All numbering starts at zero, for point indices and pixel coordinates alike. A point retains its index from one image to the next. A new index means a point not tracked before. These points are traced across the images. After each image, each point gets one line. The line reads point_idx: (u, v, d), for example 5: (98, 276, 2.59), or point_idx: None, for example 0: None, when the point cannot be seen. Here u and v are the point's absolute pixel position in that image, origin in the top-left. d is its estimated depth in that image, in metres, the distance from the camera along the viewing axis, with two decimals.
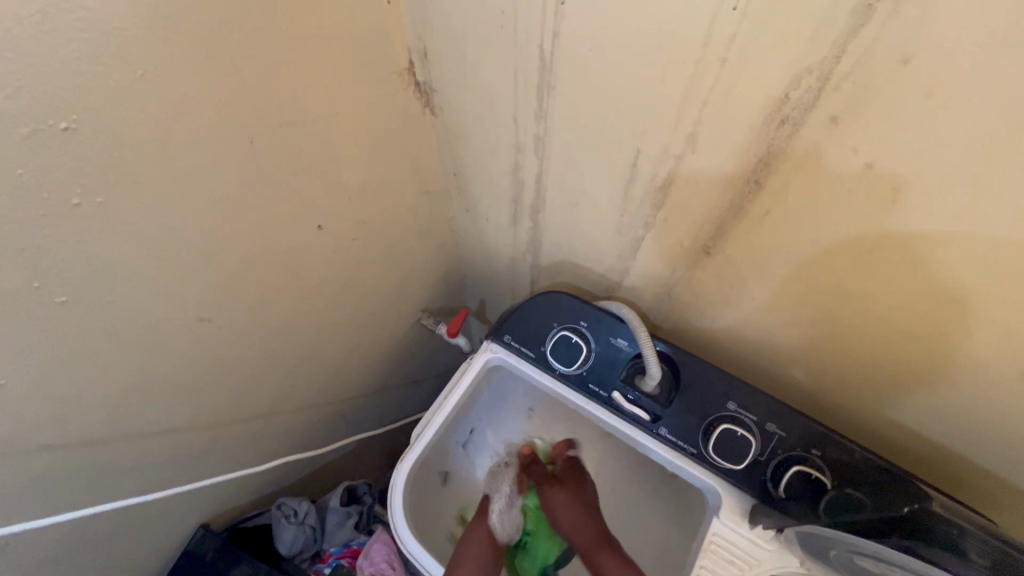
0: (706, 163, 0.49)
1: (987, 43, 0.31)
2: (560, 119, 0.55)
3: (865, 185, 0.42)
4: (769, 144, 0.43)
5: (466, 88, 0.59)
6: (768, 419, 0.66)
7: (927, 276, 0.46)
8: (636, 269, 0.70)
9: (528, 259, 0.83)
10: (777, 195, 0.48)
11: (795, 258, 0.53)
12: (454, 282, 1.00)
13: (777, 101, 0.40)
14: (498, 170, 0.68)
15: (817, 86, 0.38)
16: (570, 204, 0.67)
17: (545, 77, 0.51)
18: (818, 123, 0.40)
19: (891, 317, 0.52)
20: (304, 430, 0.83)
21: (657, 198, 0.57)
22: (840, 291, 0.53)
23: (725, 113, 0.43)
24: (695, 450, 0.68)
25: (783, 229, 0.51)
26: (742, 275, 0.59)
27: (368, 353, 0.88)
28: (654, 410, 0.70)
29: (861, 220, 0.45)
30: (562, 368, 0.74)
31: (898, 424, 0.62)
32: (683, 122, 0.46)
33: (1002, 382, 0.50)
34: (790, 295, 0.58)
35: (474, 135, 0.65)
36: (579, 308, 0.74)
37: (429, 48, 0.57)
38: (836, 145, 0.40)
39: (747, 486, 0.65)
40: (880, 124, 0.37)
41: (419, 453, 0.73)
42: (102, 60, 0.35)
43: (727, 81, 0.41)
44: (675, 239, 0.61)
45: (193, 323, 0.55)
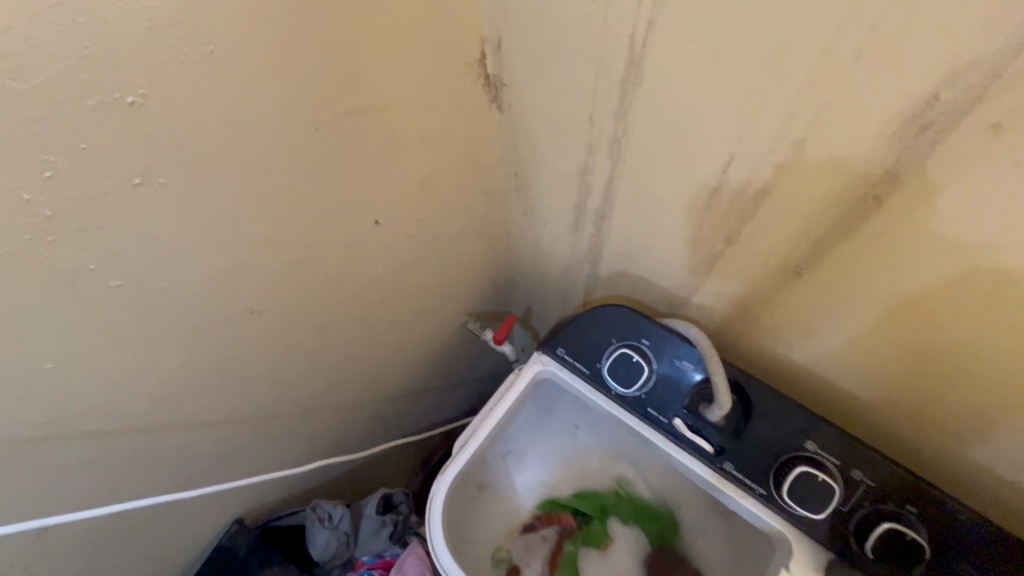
0: (813, 173, 0.43)
1: None
2: (643, 120, 0.51)
3: (1020, 207, 0.35)
4: (899, 154, 0.37)
5: (540, 82, 0.55)
6: (854, 464, 0.58)
7: None
8: (708, 286, 0.64)
9: (585, 269, 0.79)
10: (898, 214, 0.41)
11: (908, 287, 0.46)
12: (503, 287, 0.96)
13: (919, 103, 0.34)
14: (565, 173, 0.64)
15: (977, 86, 0.32)
16: (641, 213, 0.62)
17: (632, 71, 0.47)
18: (971, 131, 0.34)
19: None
20: (343, 430, 0.81)
21: (745, 210, 0.51)
22: (961, 328, 0.46)
23: (849, 116, 0.38)
24: (765, 492, 0.61)
25: (898, 253, 0.44)
26: (837, 302, 0.52)
27: (412, 355, 0.85)
28: (720, 443, 0.64)
29: (1005, 248, 0.38)
30: (618, 388, 0.69)
31: (1011, 485, 0.54)
32: (792, 125, 0.41)
33: None
34: (894, 328, 0.51)
35: (543, 133, 0.61)
36: (642, 325, 0.69)
37: (504, 38, 0.53)
38: (990, 158, 0.34)
39: (825, 539, 0.58)
40: None
41: (461, 466, 0.70)
42: (174, 31, 0.33)
43: (858, 79, 0.35)
44: (760, 257, 0.55)
45: (244, 314, 0.53)
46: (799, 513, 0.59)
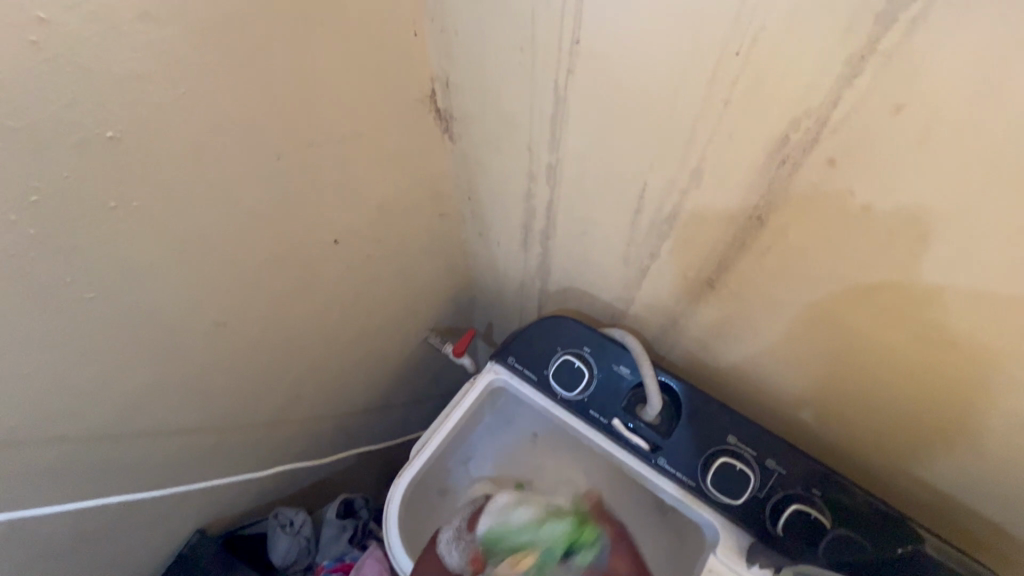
0: (710, 199, 0.51)
1: (974, 95, 0.33)
2: (572, 151, 0.58)
3: (863, 226, 0.44)
4: (770, 182, 0.45)
5: (484, 117, 0.62)
6: (768, 455, 0.65)
7: (929, 317, 0.47)
8: (640, 298, 0.71)
9: (536, 284, 0.85)
10: (778, 232, 0.49)
11: (796, 295, 0.54)
12: (463, 303, 1.01)
13: (778, 142, 0.42)
14: (511, 196, 0.71)
15: (816, 129, 0.40)
16: (578, 232, 0.69)
17: (559, 109, 0.54)
18: (817, 164, 0.42)
19: (892, 356, 0.53)
20: (306, 441, 0.84)
21: (662, 230, 0.58)
22: (841, 329, 0.54)
23: (729, 151, 0.45)
24: (694, 483, 0.67)
25: (784, 266, 0.52)
26: (746, 310, 0.60)
27: (374, 368, 0.89)
28: (654, 440, 0.70)
29: (860, 261, 0.47)
30: (563, 392, 0.74)
31: (898, 465, 0.62)
32: (688, 157, 0.49)
33: (1002, 426, 0.50)
34: (791, 331, 0.58)
35: (489, 161, 0.68)
36: (584, 334, 0.76)
37: (451, 78, 0.60)
38: (834, 186, 0.42)
39: (745, 523, 0.64)
40: (877, 167, 0.39)
41: (418, 469, 0.74)
42: (152, 77, 0.38)
43: (730, 121, 0.43)
44: (680, 270, 0.62)
45: (209, 327, 0.57)
46: (723, 500, 0.66)
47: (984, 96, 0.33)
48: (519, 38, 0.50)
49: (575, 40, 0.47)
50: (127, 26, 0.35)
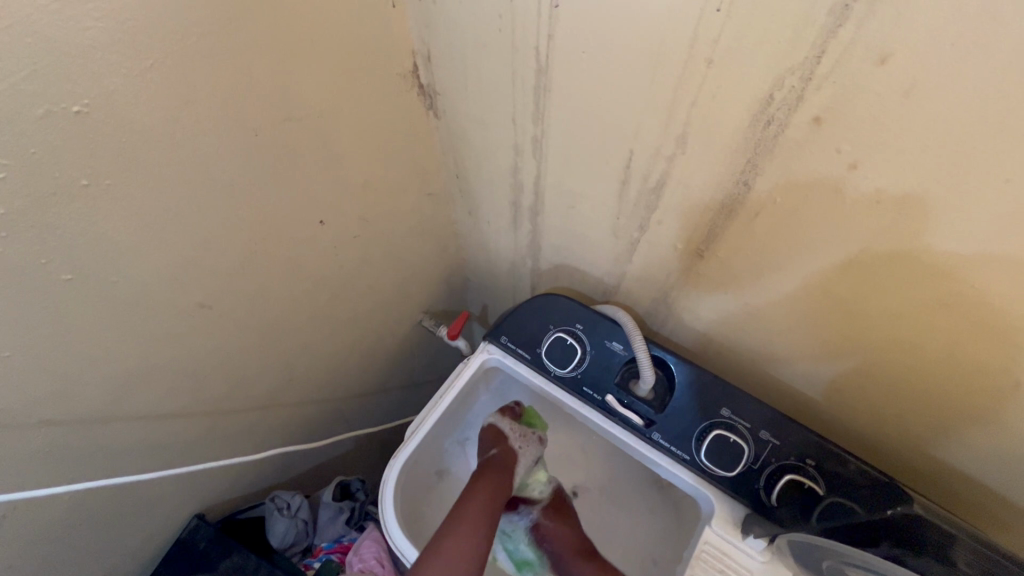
0: (696, 165, 0.50)
1: (960, 41, 0.32)
2: (556, 122, 0.57)
3: (849, 185, 0.43)
4: (755, 144, 0.44)
5: (467, 91, 0.61)
6: (762, 426, 0.65)
7: (920, 280, 0.46)
8: (632, 273, 0.71)
9: (528, 263, 0.84)
10: (765, 197, 0.48)
11: (784, 262, 0.53)
12: (455, 285, 1.01)
13: (761, 102, 0.41)
14: (499, 173, 0.70)
15: (800, 86, 0.39)
16: (567, 207, 0.68)
17: (541, 79, 0.53)
18: (802, 123, 0.41)
19: (884, 322, 0.52)
20: (301, 425, 0.84)
21: (650, 200, 0.58)
22: (832, 296, 0.53)
23: (713, 113, 0.44)
24: (687, 456, 0.67)
25: (772, 231, 0.51)
26: (737, 280, 0.59)
27: (368, 351, 0.89)
28: (647, 414, 0.70)
29: (849, 225, 0.46)
30: (556, 370, 0.74)
31: (891, 431, 0.62)
32: (673, 123, 0.48)
33: (995, 387, 0.50)
34: (781, 299, 0.58)
35: (475, 136, 0.67)
36: (577, 311, 0.75)
37: (431, 51, 0.59)
38: (820, 145, 0.41)
39: (738, 494, 0.64)
40: (862, 122, 0.38)
41: (412, 449, 0.74)
42: (115, 49, 0.37)
43: (714, 82, 0.42)
44: (669, 242, 0.61)
45: (194, 310, 0.57)
46: (717, 473, 0.66)
47: (970, 41, 0.31)
48: (497, 5, 0.49)
49: (554, 4, 0.46)
50: None
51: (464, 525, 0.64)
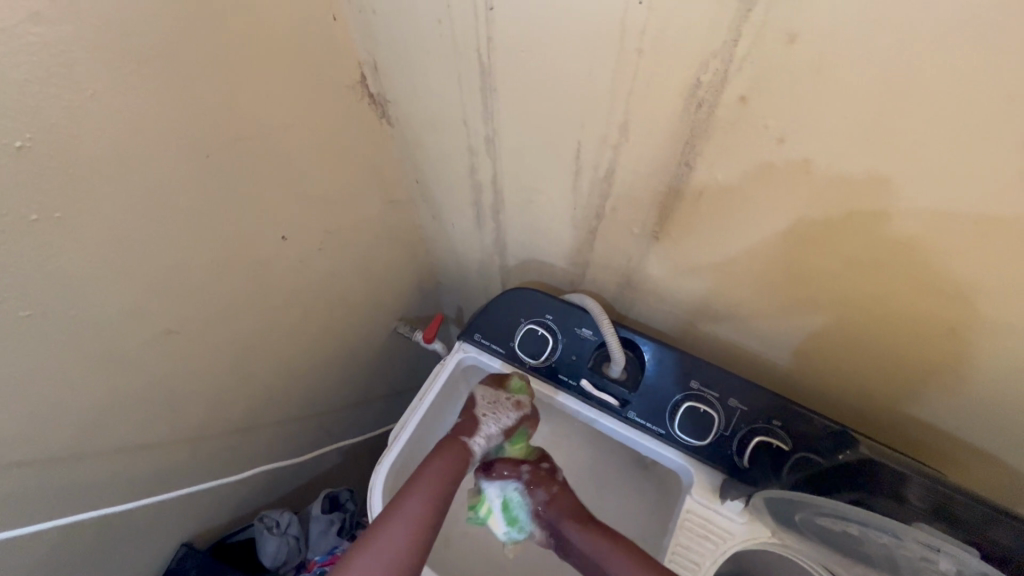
0: (641, 151, 0.52)
1: (857, 16, 0.35)
2: (505, 120, 0.58)
3: (781, 158, 0.46)
4: (692, 126, 0.47)
5: (417, 97, 0.62)
6: (729, 394, 0.68)
7: (855, 242, 0.50)
8: (595, 260, 0.73)
9: (495, 261, 0.86)
10: (707, 176, 0.51)
11: (732, 236, 0.56)
12: (427, 290, 1.02)
13: (691, 86, 0.44)
14: (456, 175, 0.71)
15: (724, 68, 0.41)
16: (526, 203, 0.70)
17: (486, 80, 0.55)
18: (730, 104, 0.43)
19: (828, 285, 0.56)
20: (284, 444, 0.84)
21: (603, 189, 0.60)
22: (780, 264, 0.57)
23: (649, 100, 0.47)
24: (663, 430, 0.70)
25: (717, 208, 0.54)
26: (692, 258, 0.62)
27: (346, 363, 0.90)
28: (622, 394, 0.72)
29: (786, 195, 0.49)
30: (531, 361, 0.76)
31: (848, 387, 0.66)
32: (614, 113, 0.50)
33: (931, 333, 0.54)
34: (735, 273, 0.61)
35: (429, 141, 0.68)
36: (544, 302, 0.77)
37: (377, 60, 0.60)
38: (749, 122, 0.44)
39: (714, 461, 0.67)
40: (782, 99, 0.41)
41: (398, 453, 0.75)
42: (53, 82, 0.37)
43: (646, 71, 0.45)
44: (626, 227, 0.64)
45: (162, 336, 0.56)
46: (692, 443, 0.69)
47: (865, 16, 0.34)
48: (435, 11, 0.50)
49: (489, 7, 0.47)
50: (17, 30, 0.34)
51: (394, 517, 0.61)
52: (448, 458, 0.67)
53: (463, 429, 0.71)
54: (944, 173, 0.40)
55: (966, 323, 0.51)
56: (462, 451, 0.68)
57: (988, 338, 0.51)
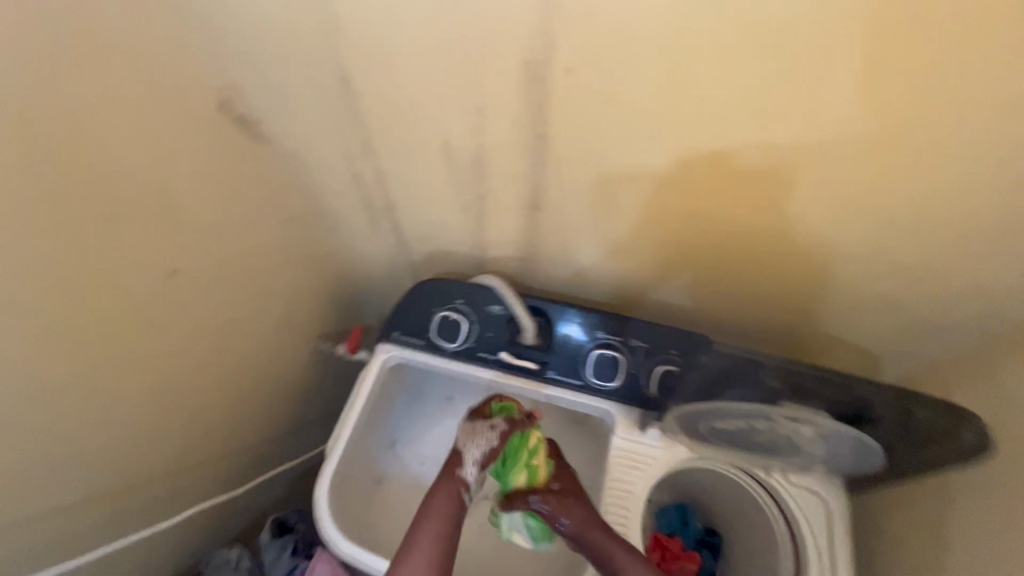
0: (504, 129, 0.57)
1: None
2: (376, 121, 0.62)
3: (617, 116, 0.53)
4: (538, 100, 0.53)
5: (286, 111, 0.64)
6: (631, 335, 0.76)
7: (695, 180, 0.58)
8: (492, 240, 0.78)
9: (402, 260, 0.89)
10: (563, 143, 0.57)
11: (600, 194, 0.63)
12: (344, 303, 1.02)
13: (528, 64, 0.50)
14: (344, 182, 0.73)
15: (549, 44, 0.47)
16: (416, 197, 0.73)
17: (348, 84, 0.58)
18: (563, 74, 0.50)
19: (686, 222, 0.64)
20: (220, 483, 0.82)
21: (480, 171, 0.65)
22: (644, 212, 0.64)
23: (496, 82, 0.52)
24: (580, 382, 0.76)
25: (580, 170, 0.60)
26: (573, 220, 0.69)
27: (272, 389, 0.89)
28: (539, 358, 0.78)
29: (634, 148, 0.56)
30: (451, 346, 0.80)
31: (726, 309, 0.76)
32: (471, 98, 0.55)
33: (773, 247, 0.64)
34: (611, 227, 0.68)
35: (310, 153, 0.70)
36: (454, 288, 0.81)
37: (239, 81, 0.61)
38: (582, 88, 0.51)
39: (628, 398, 0.75)
40: (603, 64, 0.48)
41: (338, 464, 0.78)
42: None
43: (487, 55, 0.50)
44: (510, 203, 0.69)
45: (56, 391, 0.54)
46: (607, 387, 0.75)
47: None
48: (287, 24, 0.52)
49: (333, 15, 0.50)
50: None
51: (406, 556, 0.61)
52: (441, 495, 0.64)
53: (451, 462, 0.66)
54: (741, 109, 0.49)
55: (793, 232, 0.61)
56: (453, 485, 0.64)
57: (813, 239, 0.61)
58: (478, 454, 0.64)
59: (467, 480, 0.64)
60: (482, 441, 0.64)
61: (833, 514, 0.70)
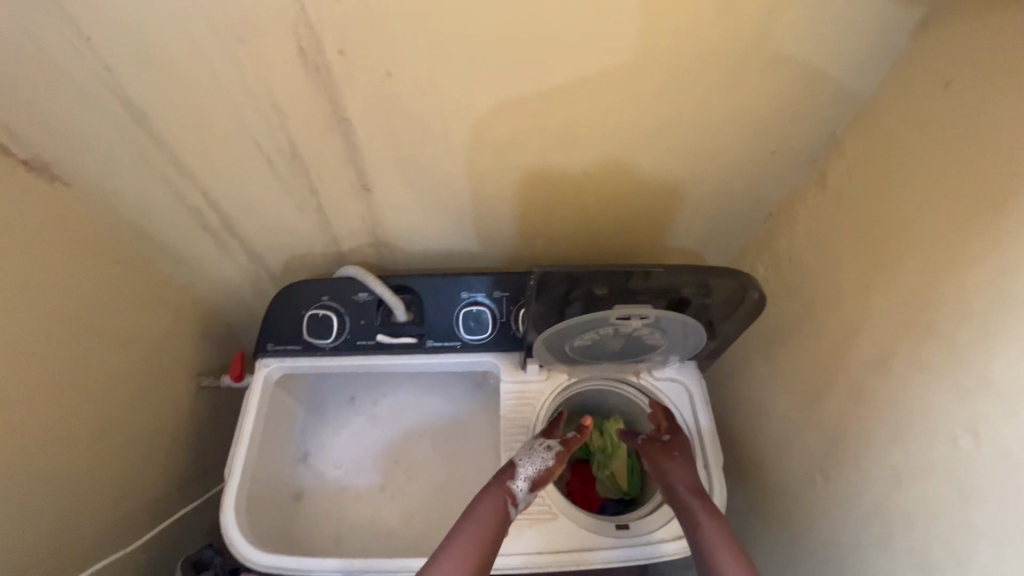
0: (306, 120, 0.60)
1: None
2: (179, 136, 0.62)
3: (404, 89, 0.58)
4: (326, 86, 0.56)
5: (82, 145, 0.62)
6: (493, 288, 0.82)
7: (494, 134, 0.64)
8: (342, 234, 0.80)
9: (263, 275, 0.88)
10: (367, 123, 0.61)
11: (422, 165, 0.68)
12: (219, 336, 0.99)
13: (302, 53, 0.53)
14: (171, 207, 0.72)
15: (313, 31, 0.51)
16: (251, 207, 0.73)
17: (136, 104, 0.58)
18: (339, 57, 0.54)
19: (507, 176, 0.71)
20: (119, 546, 0.78)
21: (302, 167, 0.67)
22: (470, 174, 0.70)
23: (281, 76, 0.55)
24: (458, 342, 0.82)
25: (395, 146, 0.65)
26: (407, 195, 0.73)
27: (155, 438, 0.85)
28: (415, 331, 0.82)
29: (431, 115, 0.61)
30: (328, 343, 0.81)
31: (571, 248, 0.84)
32: (264, 96, 0.57)
33: (585, 182, 0.73)
34: (445, 196, 0.73)
35: (124, 185, 0.68)
36: (319, 286, 0.82)
37: (17, 124, 0.58)
38: (362, 67, 0.55)
39: (504, 345, 0.81)
40: (370, 41, 0.53)
41: (241, 485, 0.78)
42: None
43: (261, 52, 0.53)
44: (343, 192, 0.72)
45: None
46: (484, 340, 0.82)
47: None
48: None
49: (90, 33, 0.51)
50: None
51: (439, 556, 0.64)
52: (490, 505, 0.68)
53: (504, 473, 0.72)
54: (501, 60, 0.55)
55: (593, 164, 0.69)
56: (505, 495, 0.69)
57: (611, 168, 0.70)
58: (534, 471, 0.71)
59: (516, 493, 0.70)
60: (538, 459, 0.72)
61: (692, 392, 0.82)
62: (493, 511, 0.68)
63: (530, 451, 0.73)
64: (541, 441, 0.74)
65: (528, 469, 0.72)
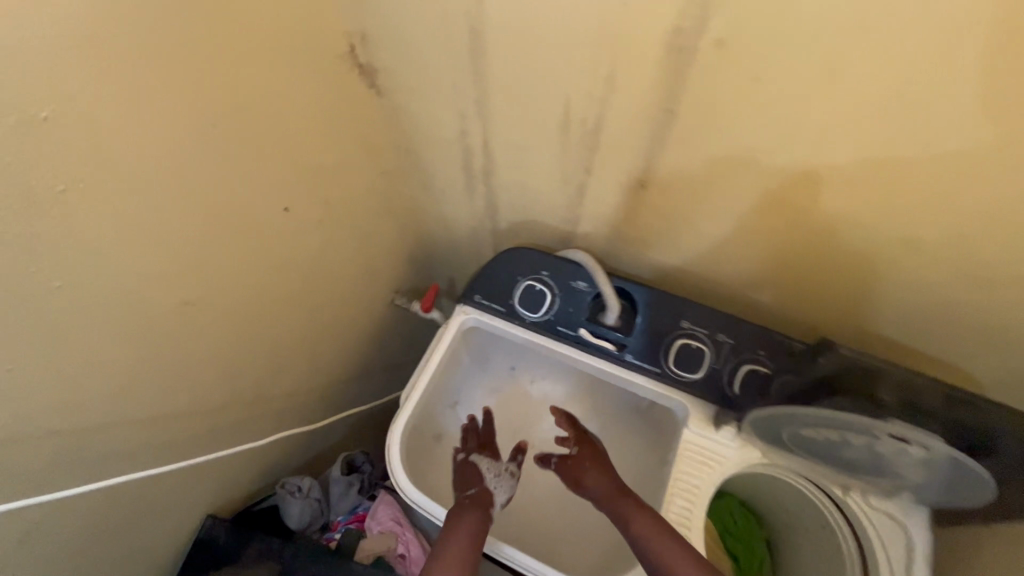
0: (625, 100, 0.56)
1: None
2: (495, 80, 0.61)
3: (756, 98, 0.50)
4: (673, 73, 0.51)
5: (407, 64, 0.64)
6: (718, 330, 0.73)
7: (823, 174, 0.55)
8: (585, 216, 0.77)
9: (487, 225, 0.89)
10: (688, 120, 0.55)
11: (716, 179, 0.61)
12: (421, 261, 1.04)
13: (672, 33, 0.48)
14: (448, 140, 0.74)
15: (700, 14, 0.45)
16: (517, 163, 0.73)
17: (476, 41, 0.57)
18: (708, 47, 0.48)
19: (805, 222, 0.61)
20: (296, 414, 0.87)
21: (591, 142, 0.63)
22: (765, 205, 0.61)
23: (632, 51, 0.51)
24: (658, 370, 0.75)
25: (700, 151, 0.58)
26: (677, 201, 0.67)
27: (349, 333, 0.92)
28: (618, 340, 0.77)
29: (765, 132, 0.53)
30: (530, 316, 0.80)
31: (823, 316, 0.72)
32: (601, 66, 0.54)
33: (894, 257, 0.60)
34: (717, 216, 0.66)
35: (421, 109, 0.70)
36: (541, 259, 0.80)
37: (368, 28, 0.62)
38: (727, 64, 0.48)
39: (707, 393, 0.73)
40: (756, 39, 0.46)
41: (411, 414, 0.80)
42: (71, 52, 0.39)
43: (630, 22, 0.48)
44: (614, 178, 0.67)
45: (180, 308, 0.58)
46: (687, 379, 0.74)
47: None
48: None
49: None
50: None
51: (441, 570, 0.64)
52: (470, 520, 0.70)
53: (482, 497, 0.74)
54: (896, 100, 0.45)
55: (923, 242, 0.57)
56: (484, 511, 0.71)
57: (944, 255, 0.57)
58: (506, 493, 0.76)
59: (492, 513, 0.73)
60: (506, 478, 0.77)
61: (914, 548, 0.66)
62: (479, 528, 0.69)
63: (501, 471, 0.77)
64: (502, 465, 0.78)
65: (502, 486, 0.76)
